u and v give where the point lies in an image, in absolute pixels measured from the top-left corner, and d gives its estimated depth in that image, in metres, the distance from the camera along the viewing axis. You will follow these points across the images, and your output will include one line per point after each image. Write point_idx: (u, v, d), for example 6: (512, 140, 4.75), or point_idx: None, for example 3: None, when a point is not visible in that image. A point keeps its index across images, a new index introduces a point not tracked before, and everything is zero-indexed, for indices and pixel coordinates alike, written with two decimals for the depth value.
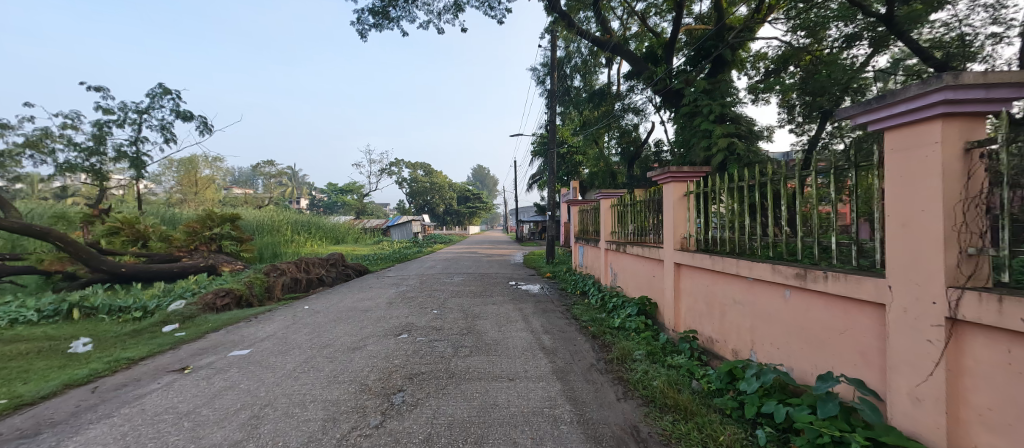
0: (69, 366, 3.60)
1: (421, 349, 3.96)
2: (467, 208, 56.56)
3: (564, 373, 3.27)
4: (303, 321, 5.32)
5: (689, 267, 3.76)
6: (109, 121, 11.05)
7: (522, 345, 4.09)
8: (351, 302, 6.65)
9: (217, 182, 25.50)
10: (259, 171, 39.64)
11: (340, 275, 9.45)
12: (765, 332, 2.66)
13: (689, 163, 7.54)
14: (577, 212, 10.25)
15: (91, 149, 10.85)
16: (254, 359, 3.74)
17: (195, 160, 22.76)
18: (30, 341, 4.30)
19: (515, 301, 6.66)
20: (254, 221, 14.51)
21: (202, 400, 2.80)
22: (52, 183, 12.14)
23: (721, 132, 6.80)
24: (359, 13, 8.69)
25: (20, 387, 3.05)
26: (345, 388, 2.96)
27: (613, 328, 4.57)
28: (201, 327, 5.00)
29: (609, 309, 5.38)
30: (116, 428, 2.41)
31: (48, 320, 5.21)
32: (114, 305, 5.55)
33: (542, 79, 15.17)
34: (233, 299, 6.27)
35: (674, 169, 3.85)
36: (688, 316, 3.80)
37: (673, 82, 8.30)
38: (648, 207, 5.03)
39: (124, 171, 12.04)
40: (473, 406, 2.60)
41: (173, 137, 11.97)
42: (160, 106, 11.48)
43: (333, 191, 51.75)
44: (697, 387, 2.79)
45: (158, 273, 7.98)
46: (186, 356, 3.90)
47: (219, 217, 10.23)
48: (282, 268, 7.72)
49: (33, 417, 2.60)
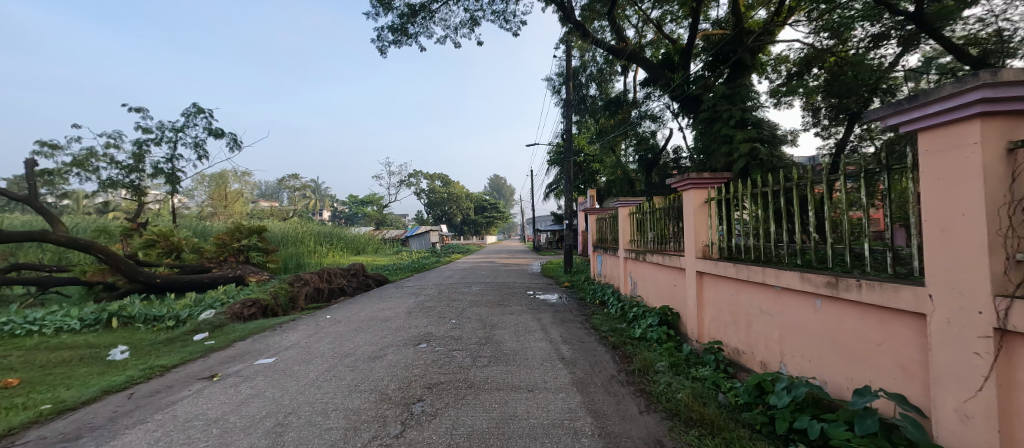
0: (107, 372, 3.78)
1: (440, 359, 3.96)
2: (484, 218, 57.41)
3: (584, 384, 3.21)
4: (326, 330, 5.43)
5: (712, 276, 3.66)
6: (149, 140, 11.72)
7: (541, 356, 4.05)
8: (371, 312, 6.74)
9: (245, 195, 26.58)
10: (283, 185, 40.89)
11: (360, 285, 9.66)
12: (795, 343, 2.56)
13: (710, 170, 7.41)
14: (594, 220, 10.20)
15: (131, 167, 11.53)
16: (279, 368, 3.83)
17: (225, 175, 23.88)
18: (73, 349, 4.55)
19: (533, 311, 6.62)
20: (279, 233, 14.97)
21: (230, 407, 2.88)
22: (95, 198, 12.95)
23: (742, 137, 6.67)
24: (379, 30, 9.01)
25: (63, 393, 3.21)
26: (365, 396, 3.00)
27: (634, 338, 4.48)
28: (229, 336, 5.16)
29: (630, 318, 5.29)
30: (149, 433, 2.50)
31: (89, 329, 5.50)
32: (150, 315, 5.81)
33: (557, 88, 15.26)
34: (260, 308, 6.46)
35: (694, 176, 3.79)
36: (712, 326, 3.69)
37: (691, 88, 8.21)
38: (668, 215, 4.96)
39: (161, 186, 12.68)
40: (492, 418, 2.57)
41: (206, 154, 12.58)
42: (194, 125, 12.13)
43: (353, 203, 52.96)
44: (724, 400, 2.68)
45: (190, 283, 8.32)
46: (215, 364, 4.04)
47: (246, 229, 10.59)
48: (306, 278, 7.90)
49: (74, 421, 2.73)
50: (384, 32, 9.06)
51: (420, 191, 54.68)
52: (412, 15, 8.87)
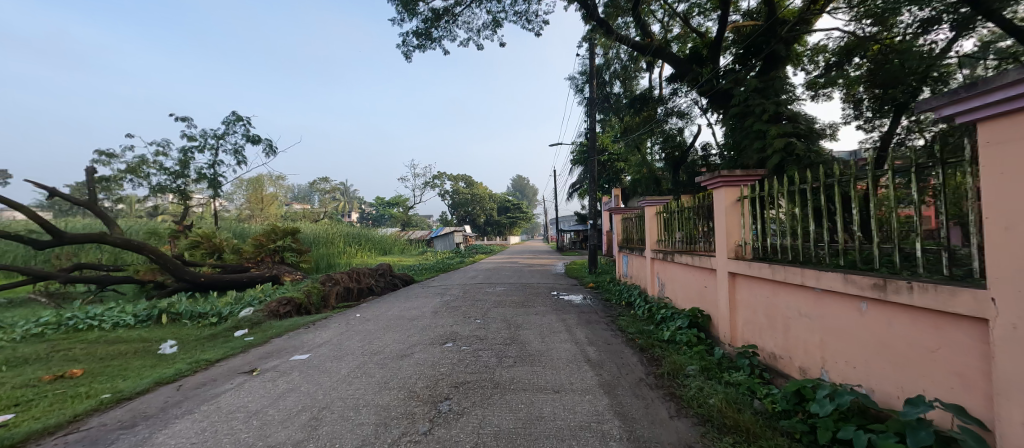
0: (158, 365, 4.05)
1: (466, 358, 4.00)
2: (507, 218, 57.66)
3: (611, 387, 3.16)
4: (356, 329, 5.60)
5: (746, 277, 3.52)
6: (192, 148, 12.45)
7: (567, 357, 4.02)
8: (398, 311, 6.88)
9: (280, 198, 27.81)
10: (315, 188, 42.54)
11: (388, 285, 9.90)
12: (837, 349, 2.43)
13: (742, 167, 7.13)
14: (619, 220, 10.03)
15: (178, 172, 12.31)
16: (312, 364, 3.99)
17: (261, 179, 25.08)
18: (129, 342, 4.90)
19: (558, 312, 6.58)
20: (311, 235, 15.57)
21: (268, 401, 3.02)
22: (146, 203, 13.90)
23: (776, 131, 6.38)
24: (405, 35, 9.22)
25: (121, 383, 3.47)
26: (394, 394, 3.07)
27: (662, 341, 4.37)
28: (266, 333, 5.42)
29: (658, 320, 5.16)
30: (197, 423, 2.66)
31: (142, 324, 5.91)
32: (195, 311, 6.18)
33: (580, 87, 15.14)
34: (294, 307, 6.73)
35: (725, 174, 3.66)
36: (746, 330, 3.55)
37: (721, 83, 7.95)
38: (698, 214, 4.81)
39: (204, 191, 13.46)
40: (519, 418, 2.57)
41: (244, 160, 13.25)
42: (234, 132, 12.82)
43: (380, 204, 54.38)
44: (761, 407, 2.57)
45: (231, 282, 8.77)
46: (255, 359, 4.25)
47: (281, 230, 11.06)
48: (336, 278, 8.18)
49: (131, 410, 2.93)
50: (409, 37, 9.24)
51: (444, 192, 55.48)
52: (436, 19, 9.01)
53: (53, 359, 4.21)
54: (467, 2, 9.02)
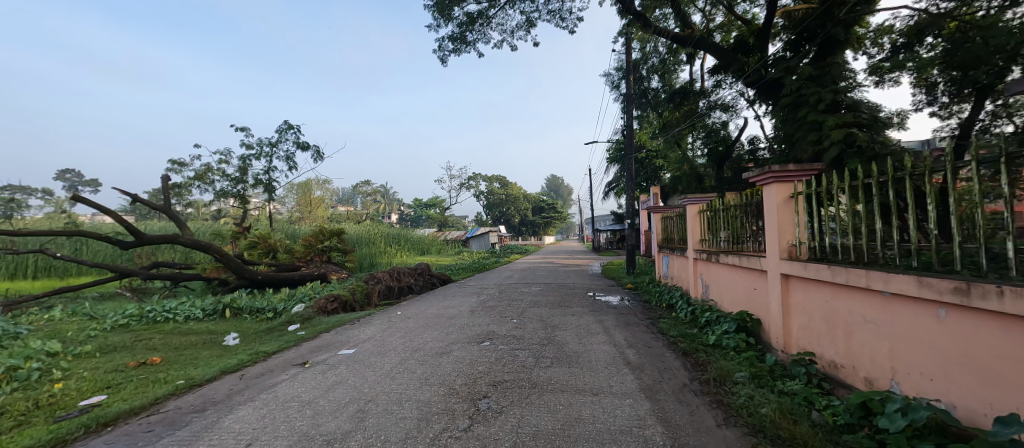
0: (223, 356, 4.42)
1: (503, 357, 4.03)
2: (542, 218, 57.60)
3: (652, 391, 3.06)
4: (397, 326, 5.82)
5: (800, 279, 3.29)
6: (250, 155, 13.45)
7: (605, 359, 3.94)
8: (437, 310, 7.05)
9: (326, 201, 29.45)
10: (358, 191, 44.69)
11: (426, 283, 10.20)
12: (910, 358, 2.21)
13: (794, 160, 6.66)
14: (659, 219, 9.70)
15: (238, 178, 13.37)
16: (358, 358, 4.19)
17: (309, 183, 26.70)
18: (199, 334, 5.39)
19: (595, 313, 6.47)
20: (355, 235, 16.35)
21: (319, 392, 3.20)
22: (211, 206, 15.22)
23: (835, 122, 5.89)
24: (440, 40, 9.45)
25: (193, 371, 3.82)
26: (434, 390, 3.15)
27: (707, 345, 4.18)
28: (317, 328, 5.76)
29: (701, 324, 4.94)
30: (257, 410, 2.87)
31: (209, 317, 6.48)
32: (254, 307, 6.68)
33: (616, 83, 14.83)
34: (341, 304, 7.10)
35: (776, 169, 3.43)
36: (801, 335, 3.31)
37: (770, 72, 7.49)
38: (745, 212, 4.55)
39: (260, 195, 14.52)
40: (557, 419, 2.56)
41: (295, 166, 14.14)
42: (286, 140, 13.72)
43: (418, 206, 56.04)
44: (820, 419, 2.39)
45: (284, 280, 9.41)
46: (307, 352, 4.53)
47: (328, 231, 11.70)
48: (378, 277, 8.55)
49: (202, 395, 3.23)
50: (444, 42, 9.47)
51: (480, 192, 56.22)
52: (470, 23, 9.15)
53: (137, 347, 4.71)
54: (500, 4, 9.11)
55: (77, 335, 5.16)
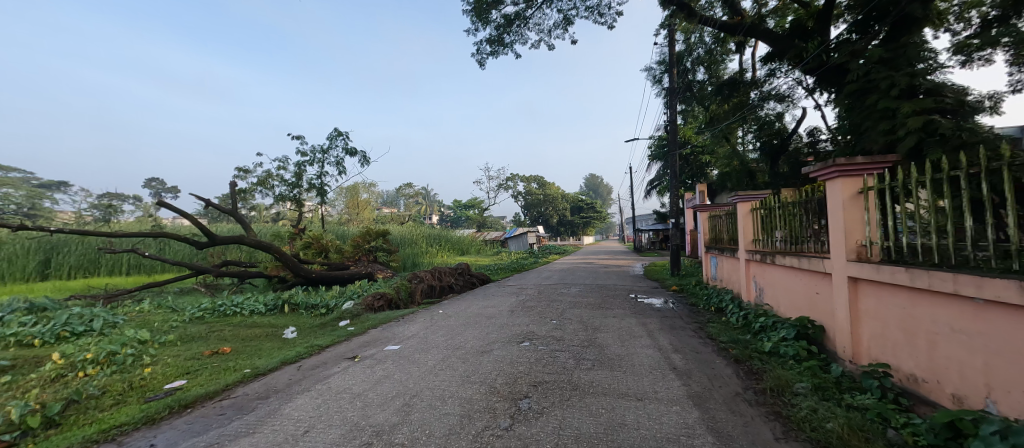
0: (283, 347, 4.77)
1: (543, 358, 4.01)
2: (581, 218, 56.83)
3: (702, 399, 2.91)
4: (438, 324, 5.98)
5: (872, 283, 2.99)
6: (305, 162, 14.40)
7: (649, 363, 3.81)
8: (477, 309, 7.16)
9: (372, 203, 30.93)
10: (401, 193, 46.57)
11: (466, 283, 10.40)
12: (1007, 373, 1.94)
13: (863, 152, 6.07)
14: (706, 219, 9.22)
15: (294, 183, 14.36)
16: (403, 354, 4.35)
17: (357, 187, 28.19)
18: (262, 327, 5.86)
19: (638, 315, 6.27)
20: (399, 236, 17.01)
21: (368, 385, 3.36)
22: (271, 210, 16.47)
23: (910, 109, 5.30)
24: (478, 44, 9.60)
25: (258, 361, 4.16)
26: (476, 388, 3.20)
27: (762, 352, 3.91)
28: (364, 324, 6.06)
29: (755, 330, 4.63)
30: (313, 399, 3.07)
31: (271, 312, 7.02)
32: (309, 303, 7.15)
33: (658, 77, 14.33)
34: (386, 301, 7.42)
35: (842, 162, 3.14)
36: (874, 345, 3.01)
37: (833, 57, 6.89)
38: (805, 210, 4.21)
39: (313, 198, 15.52)
40: (600, 423, 2.50)
41: (344, 170, 14.95)
42: (336, 146, 14.54)
43: (458, 207, 57.32)
44: (896, 439, 2.15)
45: (335, 278, 10.00)
46: (356, 347, 4.77)
47: (374, 232, 12.27)
48: (421, 276, 8.84)
49: (266, 383, 3.51)
50: (483, 45, 9.61)
51: (517, 193, 56.48)
52: (508, 25, 9.21)
53: (211, 337, 5.20)
54: (537, 4, 9.10)
55: (162, 326, 5.80)
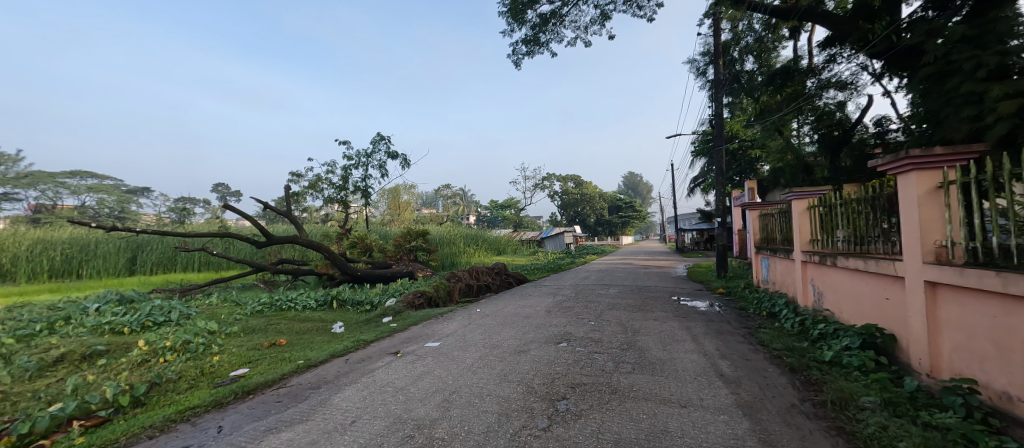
0: (332, 341, 5.05)
1: (581, 360, 3.96)
2: (620, 218, 55.43)
3: (752, 409, 2.74)
4: (476, 322, 6.07)
5: (953, 288, 2.68)
6: (350, 166, 15.16)
7: (694, 369, 3.65)
8: (514, 308, 7.19)
9: (413, 204, 32.00)
10: (440, 194, 47.87)
11: (503, 283, 10.47)
12: None
13: (942, 142, 5.43)
14: (756, 217, 8.68)
15: (341, 186, 15.16)
16: (443, 351, 4.46)
17: (398, 189, 29.31)
18: (313, 321, 6.25)
19: (681, 318, 6.02)
20: (438, 236, 17.46)
21: (410, 380, 3.48)
22: (321, 211, 17.51)
23: (1002, 92, 4.66)
24: (514, 44, 9.65)
25: (310, 353, 4.44)
26: (514, 387, 3.22)
27: (821, 362, 3.62)
28: (406, 321, 6.28)
29: (813, 337, 4.29)
30: (360, 391, 3.23)
31: (320, 307, 7.47)
32: (355, 299, 7.52)
33: (703, 69, 13.68)
34: (426, 299, 7.64)
35: (916, 155, 2.85)
36: (957, 358, 2.69)
37: (906, 38, 6.25)
38: (872, 208, 3.85)
39: (358, 200, 16.29)
40: (641, 429, 2.43)
41: (386, 173, 15.55)
42: (380, 150, 15.16)
43: (495, 207, 57.91)
44: None
45: (379, 276, 10.45)
46: (399, 342, 4.95)
47: (414, 233, 12.67)
48: (459, 275, 9.02)
49: (317, 374, 3.74)
50: (518, 46, 9.65)
51: (554, 192, 56.14)
52: (543, 24, 9.18)
53: (269, 330, 5.62)
54: (574, 1, 8.99)
55: (228, 318, 6.34)
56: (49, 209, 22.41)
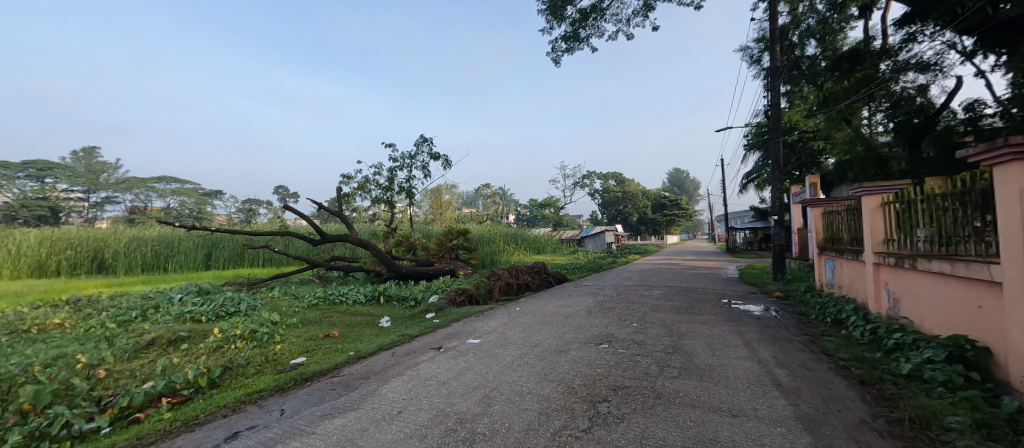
0: (379, 335, 5.30)
1: (623, 362, 3.86)
2: (664, 216, 53.26)
3: (814, 423, 2.54)
4: (516, 321, 6.11)
5: None
6: (396, 167, 15.79)
7: (747, 377, 3.43)
8: (554, 308, 7.16)
9: (454, 204, 32.75)
10: (480, 193, 48.66)
11: (543, 282, 10.44)
12: None
13: None
14: (819, 215, 7.99)
15: (387, 187, 15.84)
16: (484, 348, 4.53)
17: (440, 190, 30.15)
18: (362, 315, 6.60)
19: (732, 323, 5.68)
20: (479, 234, 17.74)
21: (452, 375, 3.57)
22: (369, 211, 18.42)
23: None
24: (553, 42, 9.58)
25: (360, 345, 4.69)
26: (554, 387, 3.20)
27: (897, 376, 3.27)
28: (447, 317, 6.44)
29: (888, 348, 3.88)
30: (405, 383, 3.37)
31: (369, 302, 7.87)
32: (400, 295, 7.85)
33: (757, 57, 12.79)
34: (467, 297, 7.80)
35: (1017, 144, 2.48)
36: None
37: (1004, 9, 5.44)
38: (962, 204, 3.42)
39: (403, 200, 16.94)
40: (688, 436, 2.33)
41: (429, 174, 16.01)
42: (423, 151, 15.65)
43: (534, 206, 57.90)
44: None
45: (422, 274, 10.81)
46: (441, 338, 5.10)
47: (455, 231, 12.97)
48: (499, 274, 9.11)
49: (366, 365, 3.94)
50: (557, 43, 9.57)
51: (594, 190, 55.07)
52: (583, 19, 9.02)
53: (323, 322, 6.01)
54: None
55: (288, 310, 6.87)
56: (142, 210, 25.45)
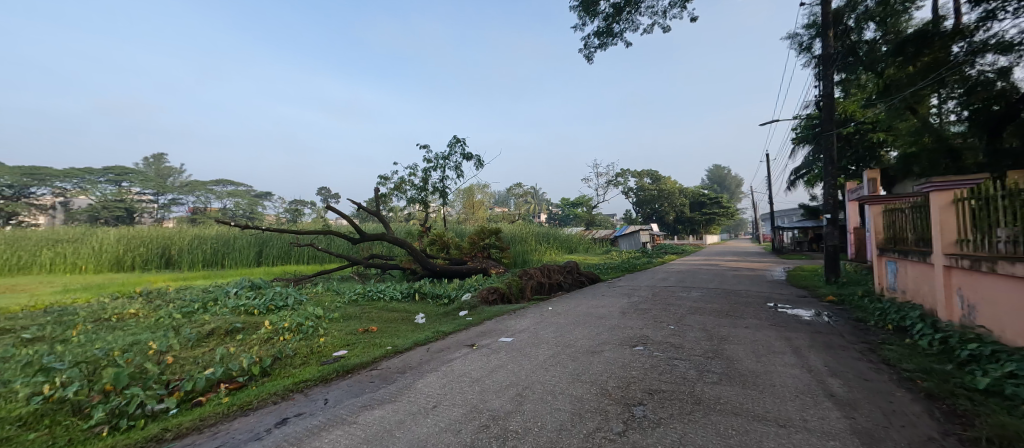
0: (415, 331, 5.46)
1: (659, 366, 3.75)
2: (704, 215, 51.06)
3: (873, 438, 2.35)
4: (549, 320, 6.08)
5: None
6: (430, 168, 16.18)
7: (795, 385, 3.23)
8: (587, 308, 7.06)
9: (486, 203, 33.10)
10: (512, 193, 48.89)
11: (576, 281, 10.33)
12: None
13: None
14: (879, 213, 7.36)
15: (421, 187, 16.26)
16: (516, 346, 4.56)
17: (473, 189, 30.58)
18: (399, 311, 6.82)
19: (778, 327, 5.36)
20: (511, 234, 17.83)
21: (485, 372, 3.62)
22: (405, 211, 19.00)
23: None
24: (586, 38, 9.46)
25: (397, 340, 4.85)
26: (588, 388, 3.16)
27: (973, 391, 2.95)
28: (480, 315, 6.53)
29: (961, 360, 3.51)
30: (440, 379, 3.45)
31: (405, 298, 8.13)
32: (435, 293, 8.04)
33: (807, 44, 11.97)
34: (500, 295, 7.86)
35: None
36: None
37: None
38: None
39: (437, 200, 17.33)
40: (729, 445, 2.23)
41: (462, 174, 16.27)
42: (456, 152, 15.93)
43: (567, 205, 57.34)
44: None
45: (456, 272, 11.01)
46: (474, 336, 5.17)
47: (487, 230, 13.10)
48: (531, 273, 9.12)
49: (402, 360, 4.08)
50: (590, 39, 9.44)
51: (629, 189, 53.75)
52: (617, 13, 8.84)
53: (363, 317, 6.28)
54: None
55: (330, 305, 7.24)
56: (202, 211, 27.72)
